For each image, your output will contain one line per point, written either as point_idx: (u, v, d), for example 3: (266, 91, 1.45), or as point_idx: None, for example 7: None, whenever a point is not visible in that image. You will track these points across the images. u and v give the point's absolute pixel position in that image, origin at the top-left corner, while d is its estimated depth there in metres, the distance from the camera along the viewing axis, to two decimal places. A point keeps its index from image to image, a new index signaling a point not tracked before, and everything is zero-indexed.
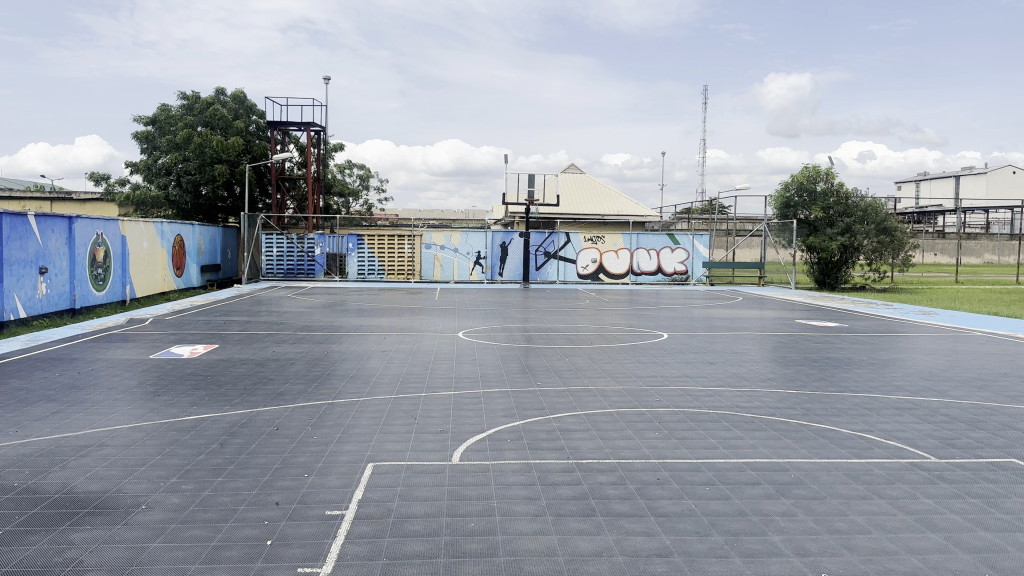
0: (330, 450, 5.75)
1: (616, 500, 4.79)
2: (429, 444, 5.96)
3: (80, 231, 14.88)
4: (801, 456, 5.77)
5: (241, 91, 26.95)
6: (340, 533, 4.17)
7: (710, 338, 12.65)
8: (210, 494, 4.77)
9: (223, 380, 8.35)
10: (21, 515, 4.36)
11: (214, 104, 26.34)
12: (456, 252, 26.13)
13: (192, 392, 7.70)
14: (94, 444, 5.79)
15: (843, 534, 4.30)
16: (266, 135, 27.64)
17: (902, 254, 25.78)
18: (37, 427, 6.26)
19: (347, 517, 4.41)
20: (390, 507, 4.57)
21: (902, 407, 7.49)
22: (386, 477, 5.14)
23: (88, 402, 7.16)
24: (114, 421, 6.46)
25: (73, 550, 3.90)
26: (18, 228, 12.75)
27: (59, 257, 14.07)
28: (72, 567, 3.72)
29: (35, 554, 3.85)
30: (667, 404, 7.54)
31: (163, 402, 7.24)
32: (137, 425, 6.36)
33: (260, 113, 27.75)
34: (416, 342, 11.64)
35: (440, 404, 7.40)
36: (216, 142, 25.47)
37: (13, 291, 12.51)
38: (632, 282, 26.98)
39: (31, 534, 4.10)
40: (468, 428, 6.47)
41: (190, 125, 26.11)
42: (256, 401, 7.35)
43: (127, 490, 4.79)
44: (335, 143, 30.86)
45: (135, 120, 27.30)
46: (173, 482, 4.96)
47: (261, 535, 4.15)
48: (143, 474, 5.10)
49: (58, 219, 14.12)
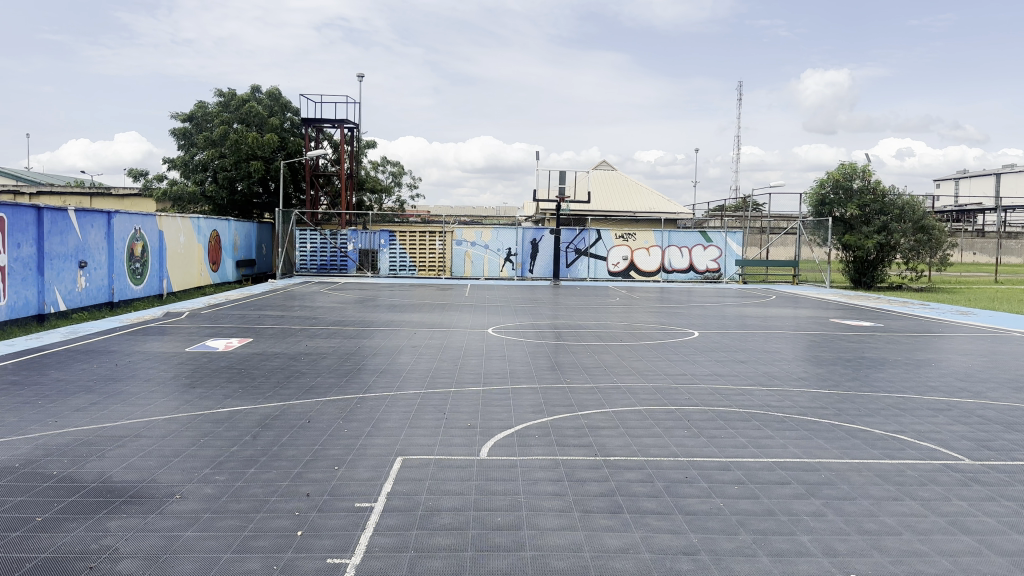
0: (361, 443, 5.81)
1: (644, 497, 4.78)
2: (458, 439, 6.00)
3: (118, 226, 15.21)
4: (832, 456, 5.70)
5: (276, 89, 27.27)
6: (368, 525, 4.22)
7: (743, 337, 12.53)
8: (243, 484, 4.86)
9: (257, 373, 8.49)
10: (60, 502, 4.48)
11: (250, 101, 26.69)
12: (487, 249, 26.21)
13: (227, 384, 7.84)
14: (131, 434, 5.93)
15: (873, 535, 4.24)
16: (300, 132, 27.94)
17: (941, 253, 25.29)
18: (76, 417, 6.42)
19: (376, 509, 4.47)
20: (419, 500, 4.61)
21: (937, 408, 7.35)
22: (412, 470, 5.19)
23: (125, 394, 7.33)
24: (150, 413, 6.60)
25: (109, 537, 4.00)
26: (59, 222, 13.07)
27: (98, 251, 14.40)
28: (109, 553, 3.82)
29: (74, 541, 3.96)
30: (696, 402, 7.50)
31: (198, 394, 7.38)
32: (172, 416, 6.49)
33: (295, 110, 28.05)
34: (446, 338, 11.71)
35: (469, 399, 7.44)
36: (251, 138, 25.79)
37: (54, 284, 12.83)
38: (663, 279, 26.77)
39: (69, 521, 4.21)
40: (495, 424, 6.49)
41: (226, 122, 26.48)
42: (288, 394, 7.46)
43: (161, 480, 4.89)
44: (369, 140, 31.12)
45: (173, 117, 27.78)
46: (206, 473, 5.06)
47: (292, 526, 4.21)
48: (178, 465, 5.21)
49: (98, 214, 14.45)
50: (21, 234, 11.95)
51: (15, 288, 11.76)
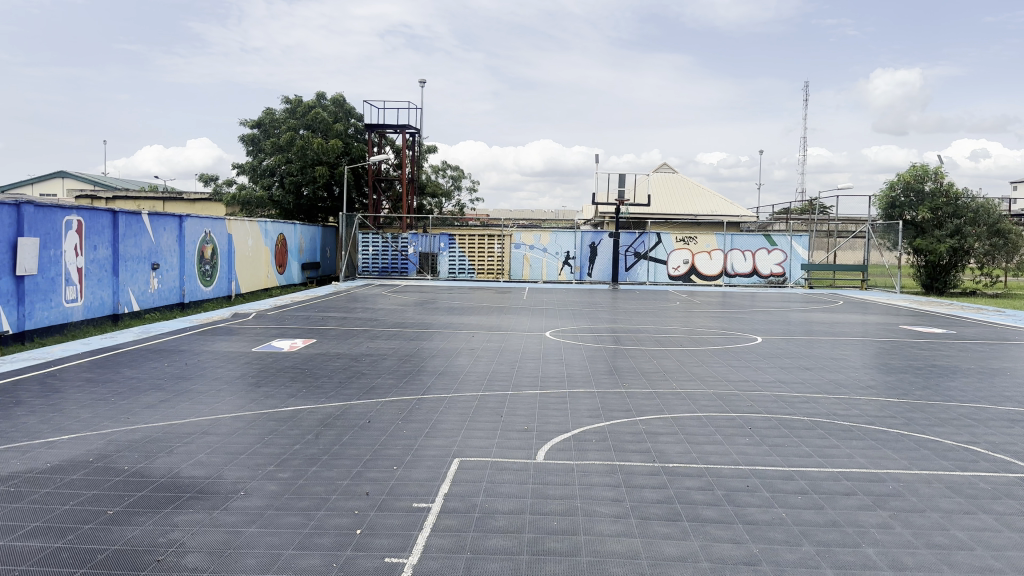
0: (419, 444, 5.88)
1: (702, 505, 4.70)
2: (515, 442, 6.01)
3: (189, 229, 15.76)
4: (900, 467, 5.50)
5: (340, 95, 27.85)
6: (425, 525, 4.27)
7: (807, 343, 12.23)
8: (304, 482, 4.98)
9: (319, 374, 8.67)
10: (132, 496, 4.66)
11: (316, 107, 27.31)
12: (546, 252, 26.24)
13: (291, 384, 8.04)
14: (199, 431, 6.13)
15: (943, 550, 4.07)
16: (364, 137, 28.46)
17: (1019, 257, 24.23)
18: (149, 414, 6.68)
19: (433, 509, 4.51)
20: (475, 502, 4.64)
21: (1015, 419, 7.02)
22: (469, 472, 5.22)
23: (194, 392, 7.58)
24: (218, 410, 6.82)
25: (177, 532, 4.14)
26: (133, 226, 13.61)
27: (170, 254, 14.94)
28: (176, 547, 3.95)
29: (144, 534, 4.12)
30: (758, 409, 7.34)
31: (263, 393, 7.58)
32: (238, 414, 6.68)
33: (359, 116, 28.60)
34: (505, 341, 11.75)
35: (526, 402, 7.44)
36: (317, 144, 26.39)
37: (128, 285, 13.38)
38: (725, 283, 26.32)
39: (140, 515, 4.38)
40: (553, 427, 6.49)
41: (293, 128, 27.15)
42: (349, 394, 7.60)
43: (227, 476, 5.04)
44: (430, 145, 31.50)
45: (243, 124, 28.63)
46: (270, 470, 5.20)
47: (351, 524, 4.29)
48: (244, 461, 5.36)
49: (170, 218, 14.99)
50: (98, 237, 12.50)
51: (92, 288, 12.31)
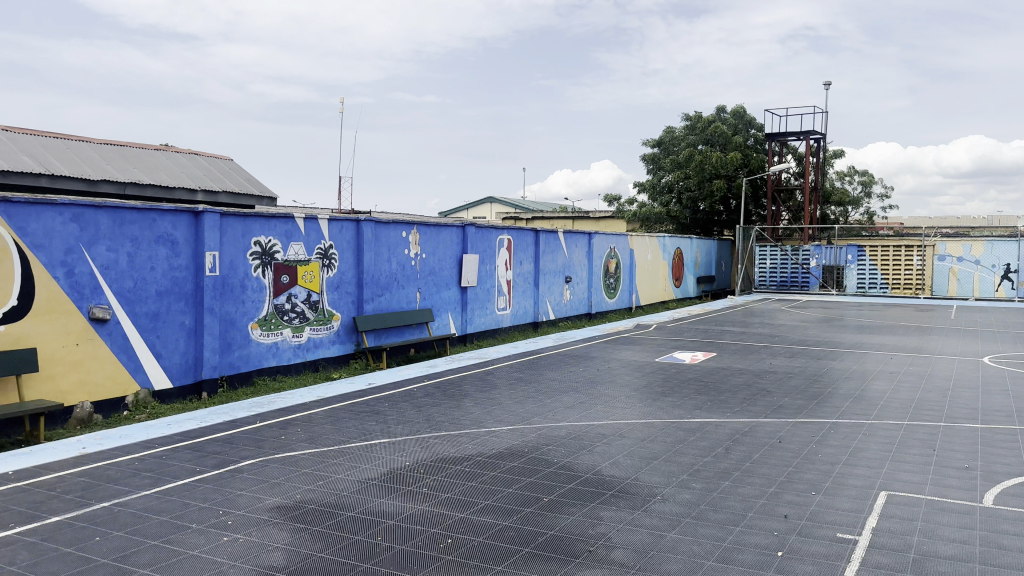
0: (838, 471, 5.49)
1: None
2: (956, 481, 5.26)
3: (598, 245, 16.97)
4: None
5: (740, 107, 27.47)
6: (854, 558, 3.96)
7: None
8: (718, 494, 4.99)
9: (723, 388, 8.63)
10: (563, 487, 5.16)
11: (715, 121, 27.26)
12: (978, 264, 22.80)
13: (696, 396, 8.14)
14: (614, 434, 6.54)
15: None
16: (763, 148, 27.69)
17: None
18: (569, 413, 7.33)
19: (861, 543, 4.16)
20: (911, 542, 4.17)
21: None
22: (900, 508, 4.72)
23: (607, 397, 8.13)
24: (628, 416, 7.20)
25: (603, 526, 4.46)
26: (551, 243, 15.12)
27: (581, 268, 16.27)
28: (604, 540, 4.26)
29: (576, 523, 4.51)
30: None
31: (670, 402, 7.81)
32: (648, 421, 6.98)
33: (758, 127, 27.92)
34: (931, 365, 10.39)
35: (967, 437, 6.46)
36: (715, 158, 26.41)
37: (546, 296, 14.92)
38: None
39: (571, 505, 4.82)
40: (1005, 469, 5.53)
41: (692, 144, 27.54)
42: (756, 411, 7.43)
43: (644, 480, 5.29)
44: (835, 150, 29.34)
45: (645, 145, 29.92)
46: (683, 479, 5.32)
47: (771, 545, 4.17)
48: (657, 467, 5.57)
49: (582, 235, 16.31)
50: (523, 253, 14.17)
51: (517, 299, 14.01)
